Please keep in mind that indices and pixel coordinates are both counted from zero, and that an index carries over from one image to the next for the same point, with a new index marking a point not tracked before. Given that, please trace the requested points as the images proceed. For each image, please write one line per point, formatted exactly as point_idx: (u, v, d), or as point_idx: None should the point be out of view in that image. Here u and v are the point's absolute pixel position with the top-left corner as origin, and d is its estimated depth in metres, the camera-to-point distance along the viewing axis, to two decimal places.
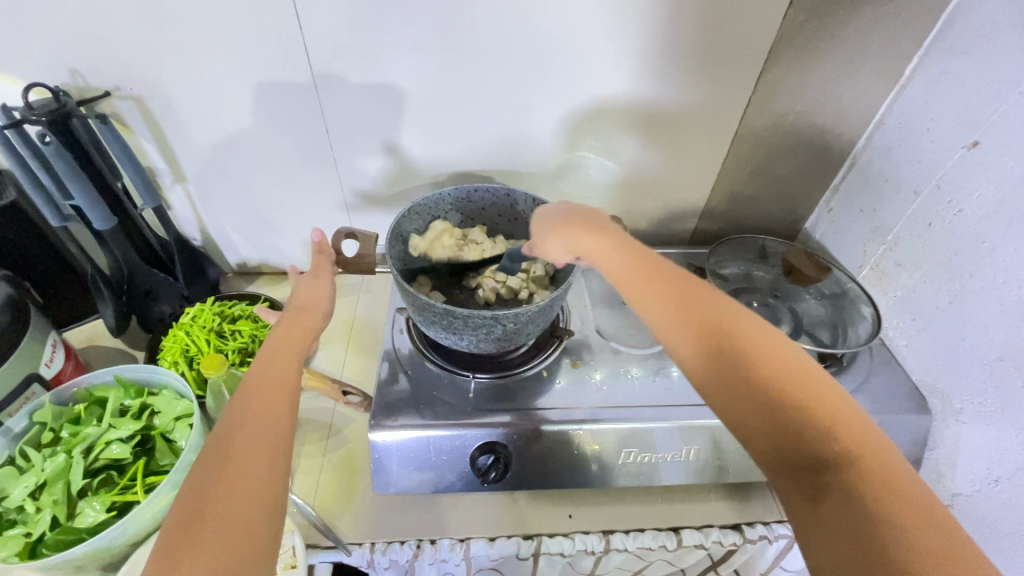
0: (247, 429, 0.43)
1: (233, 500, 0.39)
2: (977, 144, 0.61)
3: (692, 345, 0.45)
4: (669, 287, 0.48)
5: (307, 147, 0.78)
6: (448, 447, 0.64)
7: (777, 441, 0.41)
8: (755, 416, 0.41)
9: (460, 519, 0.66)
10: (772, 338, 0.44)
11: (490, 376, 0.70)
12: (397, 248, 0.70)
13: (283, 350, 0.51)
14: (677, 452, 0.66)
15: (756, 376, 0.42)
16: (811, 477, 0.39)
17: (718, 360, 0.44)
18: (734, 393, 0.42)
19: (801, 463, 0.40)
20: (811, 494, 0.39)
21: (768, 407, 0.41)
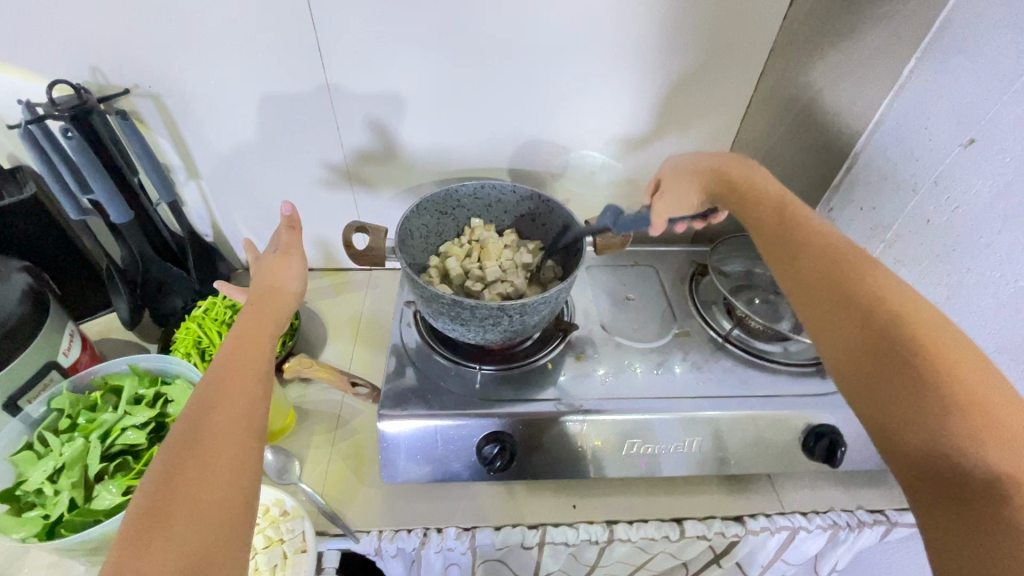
0: (216, 407, 0.43)
1: (207, 479, 0.39)
2: (973, 142, 0.63)
3: (851, 335, 0.46)
4: (824, 270, 0.50)
5: (318, 145, 0.79)
6: (454, 437, 0.65)
7: (911, 443, 0.41)
8: (893, 403, 0.42)
9: (466, 508, 0.67)
10: (931, 327, 0.43)
11: (496, 368, 0.71)
12: (406, 243, 0.71)
13: (253, 330, 0.51)
14: (680, 443, 0.67)
15: (909, 362, 0.42)
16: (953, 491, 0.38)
17: (875, 356, 0.44)
18: (879, 376, 0.43)
19: (942, 460, 0.39)
20: (957, 495, 0.38)
21: (915, 394, 0.41)
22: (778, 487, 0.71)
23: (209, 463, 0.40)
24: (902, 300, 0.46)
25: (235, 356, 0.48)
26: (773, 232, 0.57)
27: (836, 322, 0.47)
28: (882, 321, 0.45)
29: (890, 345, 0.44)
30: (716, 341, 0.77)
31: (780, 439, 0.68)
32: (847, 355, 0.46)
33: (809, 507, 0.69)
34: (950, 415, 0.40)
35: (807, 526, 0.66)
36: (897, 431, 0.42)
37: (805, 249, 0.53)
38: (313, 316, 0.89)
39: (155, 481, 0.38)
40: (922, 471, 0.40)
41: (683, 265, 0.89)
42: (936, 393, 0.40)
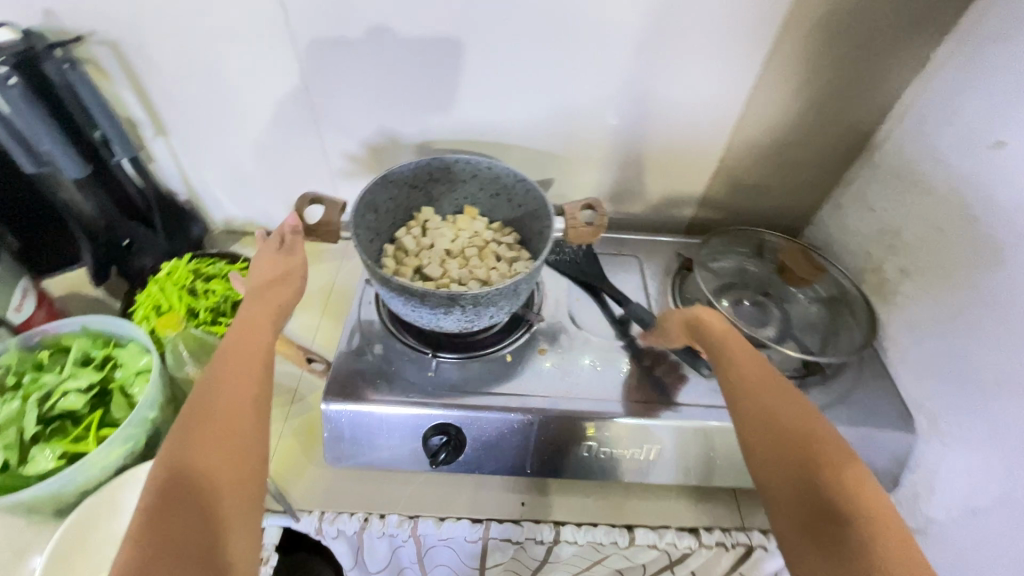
0: (217, 392, 0.48)
1: (207, 454, 0.44)
2: (1001, 144, 0.55)
3: (746, 390, 0.53)
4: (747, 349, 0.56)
5: (288, 105, 0.75)
6: (400, 425, 0.63)
7: (794, 483, 0.46)
8: (772, 448, 0.48)
9: (411, 496, 0.65)
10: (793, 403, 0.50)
11: (455, 356, 0.68)
12: (368, 219, 0.67)
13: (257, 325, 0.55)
14: (640, 450, 0.63)
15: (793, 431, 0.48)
16: (823, 524, 0.43)
17: (761, 410, 0.51)
18: (764, 434, 0.49)
19: (816, 506, 0.44)
20: (820, 538, 0.43)
21: (792, 450, 0.47)
22: (741, 501, 0.67)
23: (211, 440, 0.45)
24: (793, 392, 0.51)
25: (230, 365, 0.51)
26: (710, 317, 0.60)
27: (745, 385, 0.53)
28: (784, 398, 0.51)
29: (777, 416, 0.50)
30: (692, 344, 0.71)
31: (747, 455, 0.64)
32: (748, 409, 0.51)
33: (771, 526, 0.66)
34: (810, 469, 0.46)
35: (765, 545, 0.63)
36: (779, 488, 0.47)
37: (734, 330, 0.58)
38: None
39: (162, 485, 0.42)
40: (797, 522, 0.45)
41: (669, 254, 0.81)
42: (809, 460, 0.46)
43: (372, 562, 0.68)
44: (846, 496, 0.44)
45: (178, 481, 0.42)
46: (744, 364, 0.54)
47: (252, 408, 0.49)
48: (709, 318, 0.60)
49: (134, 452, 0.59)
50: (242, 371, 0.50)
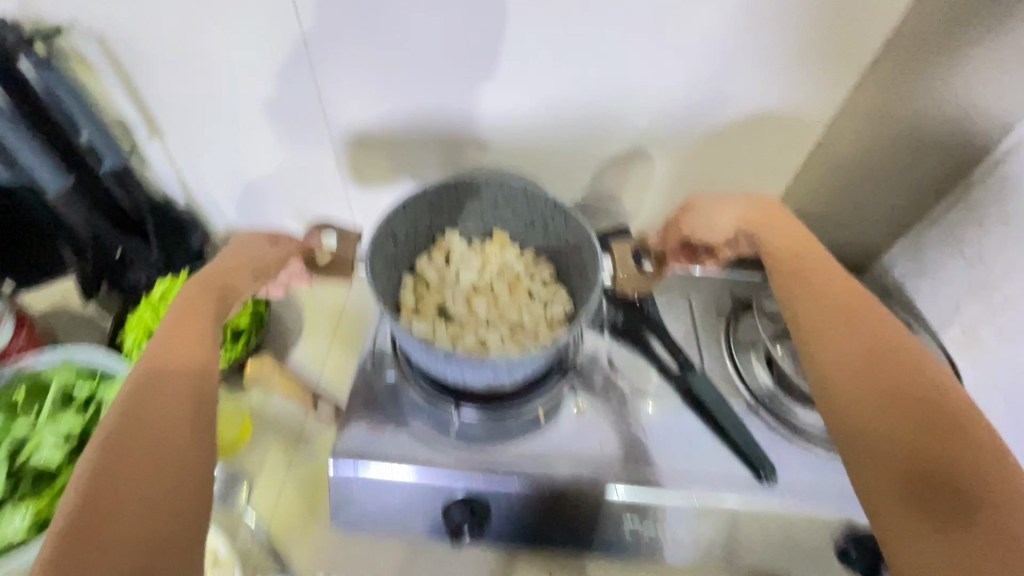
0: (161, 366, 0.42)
1: (150, 437, 0.39)
2: None
3: (831, 326, 0.49)
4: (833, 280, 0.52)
5: (300, 111, 0.66)
6: (419, 495, 0.56)
7: (902, 446, 0.41)
8: (868, 414, 0.43)
9: (423, 563, 0.59)
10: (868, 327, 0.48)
11: (478, 416, 0.58)
12: (386, 250, 0.58)
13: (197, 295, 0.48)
14: (684, 528, 0.56)
15: (885, 372, 0.45)
16: (934, 488, 0.39)
17: (857, 340, 0.47)
18: (852, 373, 0.46)
19: (926, 468, 0.40)
20: (929, 503, 0.39)
21: (888, 402, 0.43)
22: None
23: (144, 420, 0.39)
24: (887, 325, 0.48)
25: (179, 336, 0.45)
26: (764, 221, 0.57)
27: (823, 330, 0.49)
28: (873, 336, 0.47)
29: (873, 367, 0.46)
30: (747, 404, 0.62)
31: (807, 539, 0.56)
32: (843, 354, 0.47)
33: None
34: (916, 422, 0.42)
35: None
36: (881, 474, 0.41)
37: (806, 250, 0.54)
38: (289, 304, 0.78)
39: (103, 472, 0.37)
40: (906, 504, 0.39)
41: (721, 291, 0.72)
42: (908, 414, 0.42)
43: None
44: (953, 449, 0.40)
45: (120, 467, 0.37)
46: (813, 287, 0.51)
47: (183, 375, 0.42)
48: (781, 241, 0.55)
49: None
50: (186, 337, 0.44)
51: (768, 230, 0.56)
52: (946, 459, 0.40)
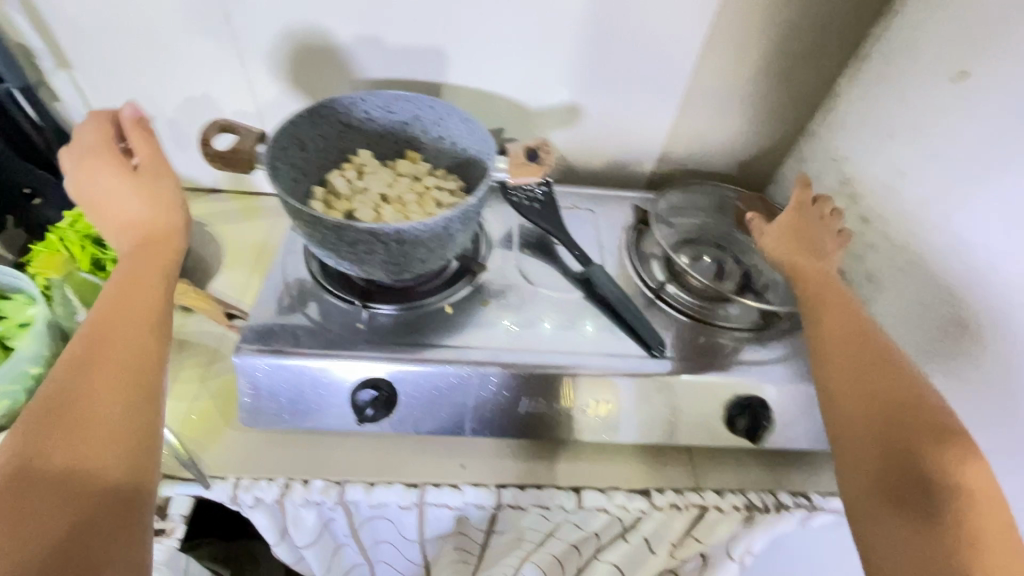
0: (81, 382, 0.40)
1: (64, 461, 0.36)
2: (964, 75, 0.52)
3: (830, 346, 0.51)
4: (840, 304, 0.54)
5: (207, 37, 0.67)
6: (324, 383, 0.57)
7: (881, 451, 0.43)
8: (863, 421, 0.45)
9: (338, 461, 0.59)
10: (865, 325, 0.52)
11: (394, 309, 0.62)
12: (291, 152, 0.61)
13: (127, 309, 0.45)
14: (586, 406, 0.59)
15: (881, 386, 0.46)
16: (917, 495, 0.41)
17: (847, 361, 0.49)
18: (847, 392, 0.48)
19: (903, 474, 0.42)
20: (904, 506, 0.41)
21: (880, 414, 0.45)
22: (695, 461, 0.64)
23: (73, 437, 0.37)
24: (873, 340, 0.50)
25: (118, 307, 0.44)
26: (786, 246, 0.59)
27: (834, 339, 0.51)
28: (866, 353, 0.49)
29: (865, 381, 0.47)
30: (646, 299, 0.66)
31: (703, 409, 0.59)
32: (833, 368, 0.49)
33: (725, 485, 0.62)
34: (891, 428, 0.44)
35: (718, 505, 0.60)
36: (851, 460, 0.45)
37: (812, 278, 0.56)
38: (208, 241, 0.79)
39: (16, 448, 0.36)
40: (874, 487, 0.43)
41: (624, 209, 0.77)
42: (887, 421, 0.44)
43: (299, 535, 0.62)
44: (932, 456, 0.42)
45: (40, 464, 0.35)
46: (829, 304, 0.54)
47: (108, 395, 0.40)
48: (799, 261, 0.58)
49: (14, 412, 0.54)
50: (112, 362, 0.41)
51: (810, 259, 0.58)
52: (924, 464, 0.41)
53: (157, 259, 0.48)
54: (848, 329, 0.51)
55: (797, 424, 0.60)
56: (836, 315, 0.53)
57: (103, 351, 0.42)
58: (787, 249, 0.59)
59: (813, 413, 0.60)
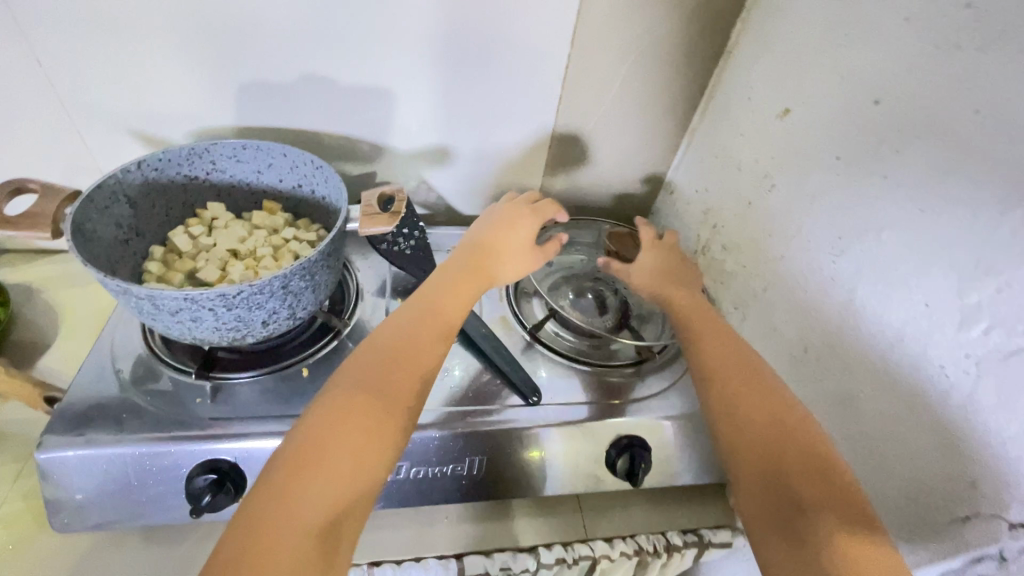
0: (332, 415, 0.41)
1: (296, 497, 0.36)
2: (787, 112, 0.56)
3: (707, 369, 0.50)
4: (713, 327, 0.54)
5: (22, 88, 0.61)
6: (156, 473, 0.50)
7: (763, 476, 0.42)
8: (741, 446, 0.45)
9: (181, 558, 0.52)
10: (734, 341, 0.52)
11: (248, 375, 0.57)
12: (116, 210, 0.56)
13: (427, 331, 0.49)
14: (459, 465, 0.55)
15: (749, 409, 0.46)
16: (796, 526, 0.39)
17: (725, 384, 0.48)
18: (727, 417, 0.47)
19: (785, 501, 0.40)
20: (790, 537, 0.39)
21: (755, 432, 0.44)
22: (585, 509, 0.61)
23: (313, 470, 0.37)
24: (744, 356, 0.50)
25: (406, 346, 0.47)
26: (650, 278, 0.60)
27: (710, 363, 0.50)
28: (739, 374, 0.48)
29: (738, 400, 0.47)
30: (523, 343, 0.64)
31: (584, 457, 0.57)
32: (712, 393, 0.49)
33: (616, 532, 0.59)
34: (767, 451, 0.43)
35: (610, 555, 0.57)
36: (747, 486, 0.43)
37: (685, 305, 0.56)
38: (43, 310, 0.70)
39: (258, 503, 0.35)
40: (764, 516, 0.41)
41: None
42: (765, 442, 0.44)
43: None
44: (809, 478, 0.40)
45: (257, 507, 0.35)
46: (700, 326, 0.54)
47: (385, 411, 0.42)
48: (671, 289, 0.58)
49: None
50: (374, 384, 0.43)
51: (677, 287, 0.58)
52: (801, 488, 0.40)
53: (468, 282, 0.54)
54: (732, 355, 0.50)
55: (678, 460, 0.59)
56: (711, 338, 0.52)
57: (380, 388, 0.43)
58: (650, 284, 0.60)
59: (688, 449, 0.59)
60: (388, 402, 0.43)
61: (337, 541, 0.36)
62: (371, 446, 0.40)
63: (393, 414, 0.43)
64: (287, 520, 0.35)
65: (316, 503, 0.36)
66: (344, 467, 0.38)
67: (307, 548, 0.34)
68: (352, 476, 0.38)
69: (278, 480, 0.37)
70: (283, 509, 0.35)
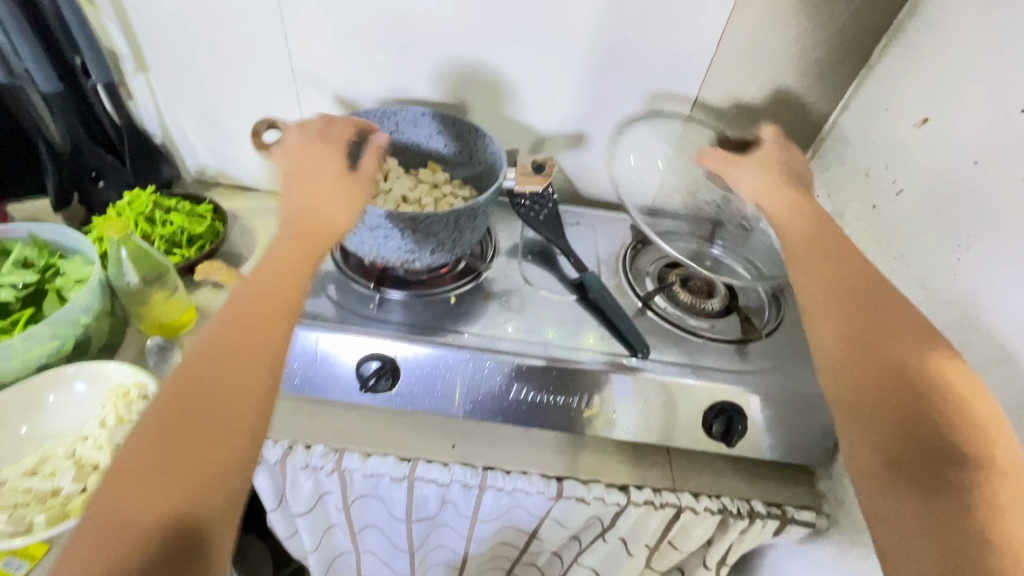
0: (184, 411, 0.39)
1: (148, 497, 0.36)
2: (926, 121, 0.59)
3: (834, 308, 0.48)
4: (848, 266, 0.51)
5: (268, 54, 0.78)
6: (337, 354, 0.63)
7: (895, 410, 0.41)
8: (865, 384, 0.43)
9: (339, 430, 0.64)
10: (872, 276, 0.50)
11: (402, 295, 0.69)
12: (327, 152, 0.70)
13: (268, 309, 0.46)
14: (573, 398, 0.63)
15: (888, 345, 0.44)
16: (936, 465, 0.37)
17: (852, 324, 0.46)
18: (854, 354, 0.44)
19: (919, 438, 0.39)
20: (924, 479, 0.37)
21: (890, 371, 0.42)
22: (675, 463, 0.66)
23: (168, 472, 0.37)
24: (886, 295, 0.48)
25: (236, 337, 0.43)
26: (783, 211, 0.58)
27: (830, 299, 0.48)
28: (870, 314, 0.46)
29: (872, 341, 0.44)
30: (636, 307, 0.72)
31: (682, 411, 0.63)
32: (837, 331, 0.46)
33: (703, 489, 0.64)
34: (903, 391, 0.41)
35: (694, 506, 0.62)
36: (867, 423, 0.41)
37: (811, 244, 0.54)
38: (244, 232, 0.87)
39: (110, 511, 0.35)
40: (887, 454, 0.40)
41: (624, 229, 0.84)
42: (903, 379, 0.42)
43: (296, 501, 0.67)
44: (952, 420, 0.39)
45: (113, 512, 0.35)
46: (831, 268, 0.51)
47: (229, 397, 0.41)
48: (795, 227, 0.56)
49: (63, 353, 0.60)
50: (230, 372, 0.42)
51: (800, 223, 0.56)
52: (944, 428, 0.39)
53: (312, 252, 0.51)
54: (866, 294, 0.48)
55: (773, 433, 0.64)
56: (838, 274, 0.50)
57: (201, 402, 0.40)
58: (718, 164, 0.64)
59: (784, 425, 0.63)
60: (249, 387, 0.42)
61: (208, 525, 0.37)
62: (230, 435, 0.40)
63: (263, 393, 0.42)
64: (136, 522, 0.35)
65: (174, 501, 0.36)
66: (202, 463, 0.38)
67: (158, 544, 0.34)
68: (212, 464, 0.38)
69: (130, 482, 0.36)
70: (141, 511, 0.35)
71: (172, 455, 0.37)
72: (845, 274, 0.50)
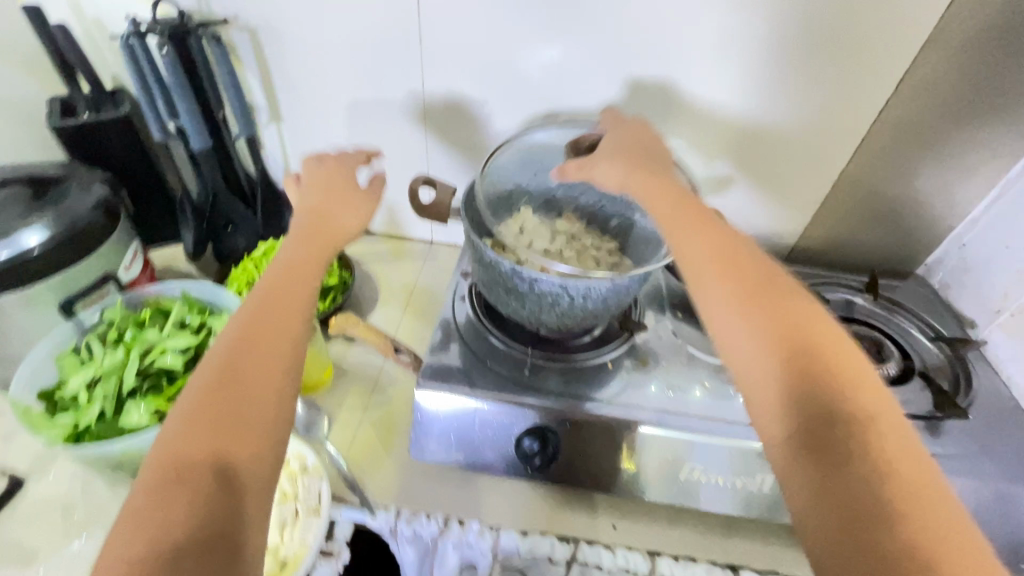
0: (218, 388, 0.37)
1: (184, 473, 0.33)
2: None
3: (757, 329, 0.39)
4: (745, 265, 0.43)
5: (402, 103, 0.75)
6: (494, 424, 0.59)
7: (809, 437, 0.34)
8: (784, 410, 0.36)
9: (490, 505, 0.61)
10: (759, 273, 0.43)
11: (550, 358, 0.65)
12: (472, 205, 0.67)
13: (291, 288, 0.45)
14: (750, 480, 0.57)
15: (807, 360, 0.37)
16: (854, 513, 0.31)
17: (791, 346, 0.38)
18: (766, 368, 0.38)
19: (837, 469, 0.33)
20: (854, 528, 0.30)
21: (809, 393, 0.36)
22: None
23: (209, 435, 0.35)
24: (790, 300, 0.41)
25: (267, 318, 0.41)
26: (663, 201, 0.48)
27: (757, 314, 0.40)
28: (795, 332, 0.39)
29: (797, 361, 0.37)
30: None
31: None
32: (756, 355, 0.38)
33: None
34: (829, 414, 0.35)
35: None
36: (792, 463, 0.34)
37: (702, 236, 0.45)
38: (365, 278, 0.86)
39: (151, 485, 0.32)
40: (811, 493, 0.33)
41: None
42: (822, 401, 0.35)
43: None
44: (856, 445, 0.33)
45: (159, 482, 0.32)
46: (740, 279, 0.42)
47: (268, 368, 0.39)
48: (667, 211, 0.47)
49: None
50: (265, 352, 0.40)
51: (668, 207, 0.47)
52: (864, 462, 0.33)
53: (318, 241, 0.49)
54: (785, 303, 0.41)
55: (985, 526, 0.56)
56: (729, 271, 0.42)
57: (242, 371, 0.38)
58: (572, 175, 0.53)
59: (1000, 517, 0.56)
60: (280, 357, 0.40)
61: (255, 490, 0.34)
62: (270, 401, 0.37)
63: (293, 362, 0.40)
64: (180, 491, 0.32)
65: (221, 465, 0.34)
66: (251, 426, 0.36)
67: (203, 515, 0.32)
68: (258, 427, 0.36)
69: (176, 449, 0.34)
70: (183, 484, 0.32)
71: (219, 420, 0.35)
72: (754, 279, 0.42)
